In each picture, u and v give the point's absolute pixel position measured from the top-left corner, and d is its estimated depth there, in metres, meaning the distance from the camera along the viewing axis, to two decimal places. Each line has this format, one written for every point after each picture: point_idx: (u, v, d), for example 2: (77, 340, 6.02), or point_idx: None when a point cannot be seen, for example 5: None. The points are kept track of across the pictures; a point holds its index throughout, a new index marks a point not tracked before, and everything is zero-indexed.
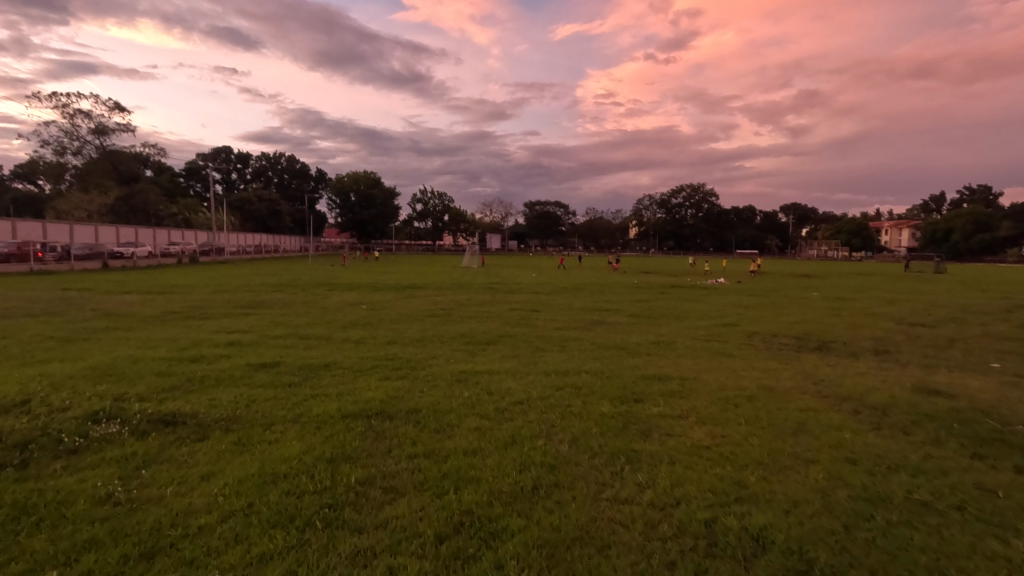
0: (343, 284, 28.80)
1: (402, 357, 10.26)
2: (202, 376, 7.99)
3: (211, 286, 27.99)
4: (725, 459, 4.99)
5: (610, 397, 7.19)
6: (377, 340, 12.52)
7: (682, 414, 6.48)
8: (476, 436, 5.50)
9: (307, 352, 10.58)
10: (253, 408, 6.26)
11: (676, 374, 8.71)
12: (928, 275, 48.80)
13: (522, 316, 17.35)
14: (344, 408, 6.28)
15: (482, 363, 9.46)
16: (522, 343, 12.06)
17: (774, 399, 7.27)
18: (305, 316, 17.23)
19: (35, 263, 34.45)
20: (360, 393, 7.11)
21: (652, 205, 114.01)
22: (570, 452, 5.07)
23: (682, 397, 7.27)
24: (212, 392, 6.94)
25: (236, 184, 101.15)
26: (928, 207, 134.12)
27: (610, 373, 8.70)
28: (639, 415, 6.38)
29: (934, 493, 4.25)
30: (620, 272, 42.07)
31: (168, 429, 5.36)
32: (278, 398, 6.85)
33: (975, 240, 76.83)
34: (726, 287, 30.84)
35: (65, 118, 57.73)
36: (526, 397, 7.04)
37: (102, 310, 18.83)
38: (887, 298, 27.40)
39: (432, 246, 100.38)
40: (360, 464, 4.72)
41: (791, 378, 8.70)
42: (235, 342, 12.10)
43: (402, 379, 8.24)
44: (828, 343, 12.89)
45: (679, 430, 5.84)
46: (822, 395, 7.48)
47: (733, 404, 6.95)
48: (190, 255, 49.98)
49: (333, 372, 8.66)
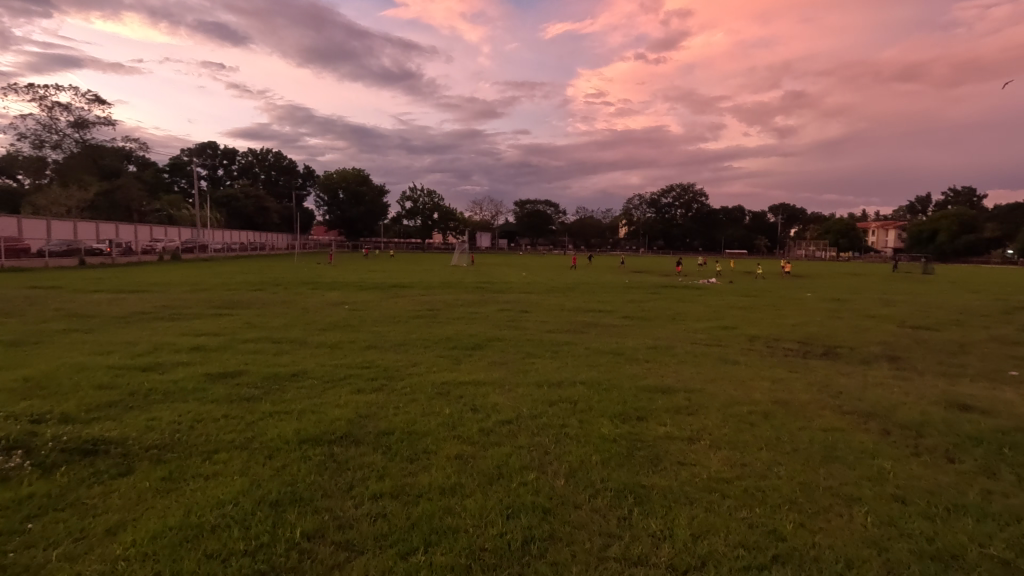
0: (326, 283, 27.72)
1: (379, 363, 9.40)
2: (149, 390, 7.02)
3: (189, 285, 26.81)
4: (750, 498, 4.21)
5: (609, 414, 6.36)
6: (356, 344, 11.59)
7: (692, 436, 5.70)
8: (456, 467, 4.68)
9: (277, 359, 9.60)
10: (196, 431, 5.36)
11: (680, 386, 7.91)
12: (916, 275, 48.75)
13: (512, 318, 16.45)
14: (304, 431, 5.39)
15: (468, 373, 8.58)
16: (512, 348, 11.25)
17: (793, 416, 6.49)
18: (282, 317, 16.23)
19: (6, 260, 32.93)
20: (328, 411, 6.23)
21: (642, 205, 113.61)
22: (567, 490, 4.26)
23: (690, 414, 6.49)
24: (155, 411, 6.04)
25: (221, 180, 99.20)
26: (914, 209, 135.04)
27: (608, 385, 7.88)
28: (644, 438, 5.58)
29: (1013, 548, 3.49)
30: (612, 272, 41.10)
31: (84, 462, 4.47)
32: (230, 417, 5.94)
33: (961, 241, 77.10)
34: (719, 287, 30.16)
35: (42, 111, 55.85)
36: (516, 416, 6.19)
37: (64, 310, 17.63)
38: (882, 300, 26.81)
39: (421, 245, 99.06)
40: (312, 509, 3.86)
41: (804, 390, 7.96)
42: (199, 347, 11.10)
43: (378, 392, 7.33)
44: (835, 348, 12.21)
45: (691, 458, 5.06)
46: (844, 411, 6.71)
47: (747, 424, 6.16)
48: (171, 253, 48.49)
49: (301, 383, 7.74)
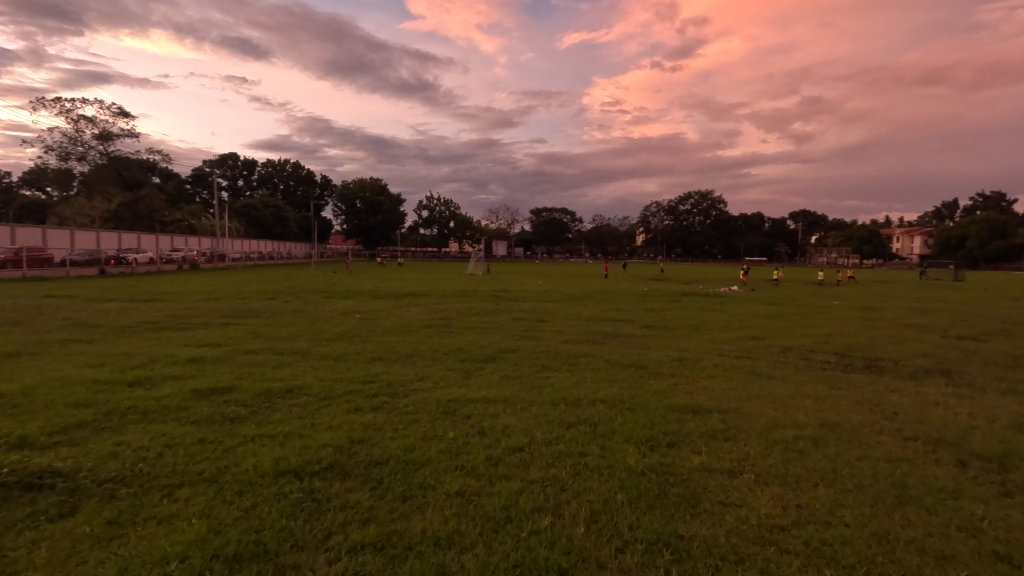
0: (340, 291, 27.28)
1: (383, 377, 8.74)
2: (127, 408, 6.42)
3: (204, 294, 26.53)
4: (815, 555, 3.45)
5: (634, 439, 5.60)
6: (361, 356, 10.93)
7: (733, 469, 4.88)
8: (455, 509, 3.95)
9: (275, 372, 9.02)
10: (163, 459, 4.71)
11: (713, 406, 7.09)
12: (946, 282, 46.98)
13: (527, 328, 15.76)
14: (285, 461, 4.70)
15: (477, 389, 7.83)
16: (526, 361, 10.52)
17: (847, 443, 5.66)
18: (291, 327, 15.71)
19: (28, 270, 33.11)
20: (317, 435, 5.54)
21: (659, 212, 111.94)
22: (588, 541, 3.53)
23: (729, 440, 5.69)
24: (125, 434, 5.42)
25: (241, 190, 100.46)
26: (940, 214, 131.38)
27: (632, 404, 7.08)
28: (677, 470, 4.81)
29: None
30: (631, 280, 40.23)
31: (22, 500, 3.85)
32: (206, 442, 5.29)
33: (991, 247, 74.36)
34: (743, 295, 29.11)
35: (68, 124, 56.78)
36: (528, 441, 5.45)
37: (73, 319, 17.32)
38: (916, 308, 25.49)
39: (437, 253, 98.97)
40: (278, 568, 3.20)
41: (853, 410, 7.11)
42: (197, 358, 10.52)
43: (377, 412, 6.62)
44: (877, 361, 11.31)
45: (736, 497, 4.26)
46: (905, 438, 5.86)
47: (796, 453, 5.33)
48: (191, 262, 48.73)
49: (294, 401, 7.07)
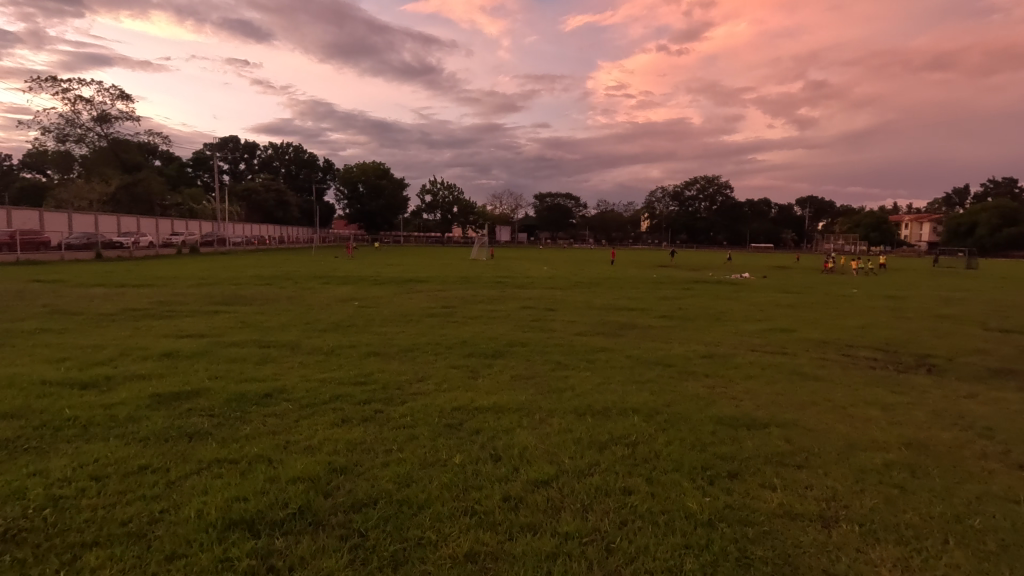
0: (340, 277, 26.08)
1: (377, 376, 7.60)
2: (65, 420, 5.31)
3: (198, 279, 25.38)
4: None
5: (687, 467, 4.47)
6: (354, 351, 9.77)
7: (824, 515, 3.74)
8: None
9: (256, 370, 7.91)
10: (81, 502, 3.58)
11: (769, 419, 5.92)
12: (960, 270, 45.50)
13: (535, 317, 14.60)
14: (240, 505, 3.56)
15: (485, 394, 6.66)
16: (539, 357, 9.37)
17: (954, 473, 4.52)
18: (283, 316, 14.60)
19: (21, 253, 32.05)
20: (290, 460, 4.41)
21: (665, 198, 110.11)
22: None
23: (808, 471, 4.52)
24: (49, 459, 4.30)
25: (243, 174, 99.03)
26: (951, 200, 128.77)
27: (670, 415, 5.93)
28: (753, 516, 3.69)
29: None
30: (639, 266, 38.89)
31: None
32: (149, 470, 4.17)
33: (1003, 234, 72.35)
34: (757, 283, 27.73)
35: (66, 105, 55.16)
36: (556, 470, 4.32)
37: (52, 306, 16.20)
38: (940, 297, 24.14)
39: (439, 238, 97.49)
40: None
41: (935, 425, 5.91)
42: (172, 352, 9.42)
43: (366, 424, 5.49)
44: (931, 358, 10.08)
45: (845, 566, 3.12)
46: (1019, 466, 4.72)
47: (896, 489, 4.18)
48: (189, 246, 47.59)
49: (271, 409, 5.96)
